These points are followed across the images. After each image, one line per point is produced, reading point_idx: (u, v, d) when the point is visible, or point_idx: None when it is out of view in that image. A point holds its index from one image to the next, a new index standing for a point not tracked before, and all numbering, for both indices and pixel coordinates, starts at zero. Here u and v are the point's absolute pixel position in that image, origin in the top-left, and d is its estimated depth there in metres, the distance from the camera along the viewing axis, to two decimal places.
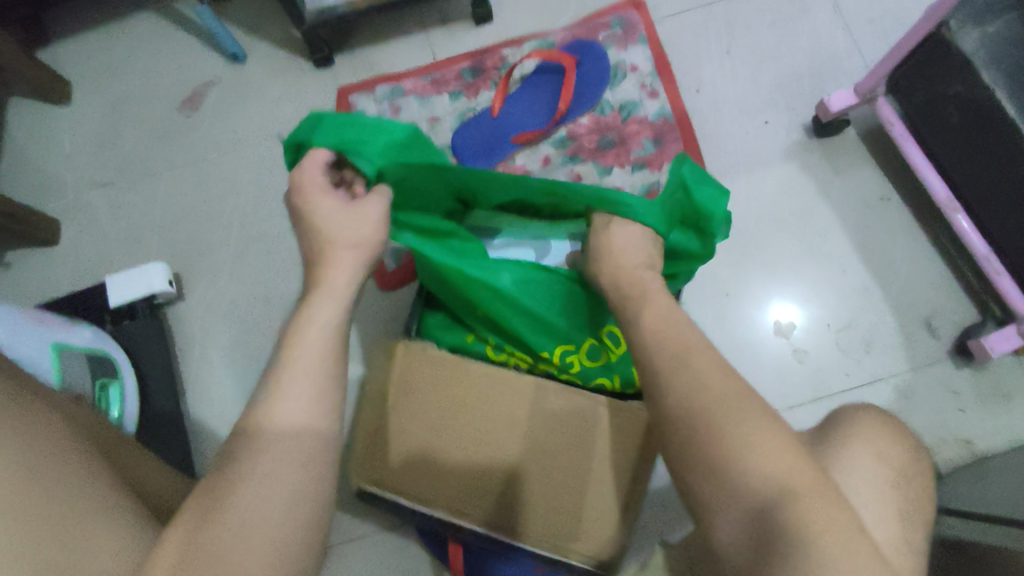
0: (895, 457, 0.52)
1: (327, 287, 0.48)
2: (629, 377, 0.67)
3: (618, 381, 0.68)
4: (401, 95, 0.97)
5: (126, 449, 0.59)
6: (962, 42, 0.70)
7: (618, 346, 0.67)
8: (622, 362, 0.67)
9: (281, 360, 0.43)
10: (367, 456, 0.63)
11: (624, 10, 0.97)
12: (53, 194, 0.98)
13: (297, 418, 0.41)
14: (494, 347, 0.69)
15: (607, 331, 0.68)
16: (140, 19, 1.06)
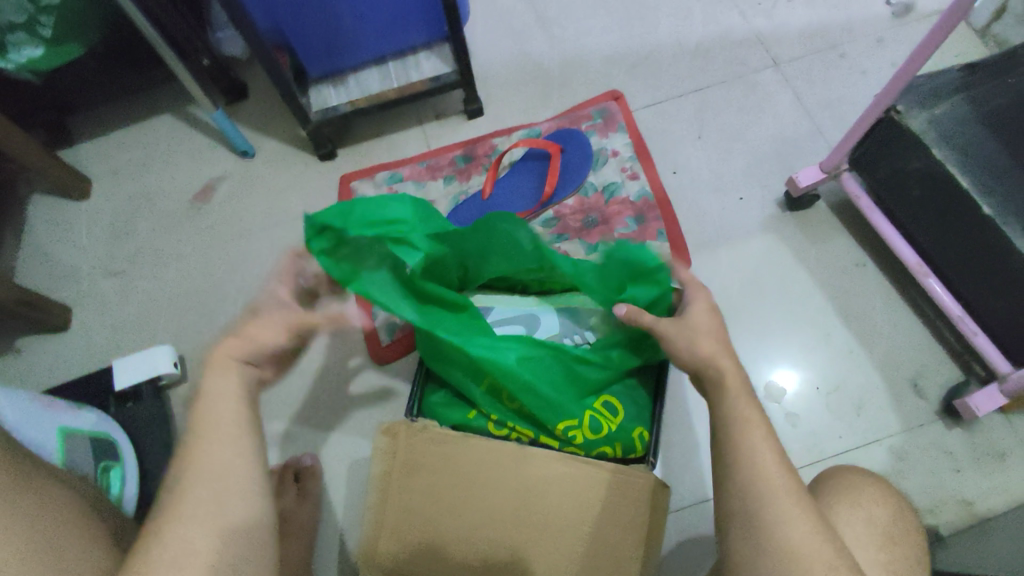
0: (879, 525, 0.56)
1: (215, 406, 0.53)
2: (630, 444, 0.67)
3: (620, 449, 0.68)
4: (398, 181, 1.04)
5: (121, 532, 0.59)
6: (910, 123, 0.78)
7: (616, 416, 0.68)
8: (623, 427, 0.67)
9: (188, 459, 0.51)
10: (372, 544, 0.63)
11: (604, 103, 1.06)
12: (66, 282, 1.02)
13: (229, 509, 0.49)
14: (496, 422, 0.70)
15: (604, 401, 0.68)
16: (159, 122, 1.15)
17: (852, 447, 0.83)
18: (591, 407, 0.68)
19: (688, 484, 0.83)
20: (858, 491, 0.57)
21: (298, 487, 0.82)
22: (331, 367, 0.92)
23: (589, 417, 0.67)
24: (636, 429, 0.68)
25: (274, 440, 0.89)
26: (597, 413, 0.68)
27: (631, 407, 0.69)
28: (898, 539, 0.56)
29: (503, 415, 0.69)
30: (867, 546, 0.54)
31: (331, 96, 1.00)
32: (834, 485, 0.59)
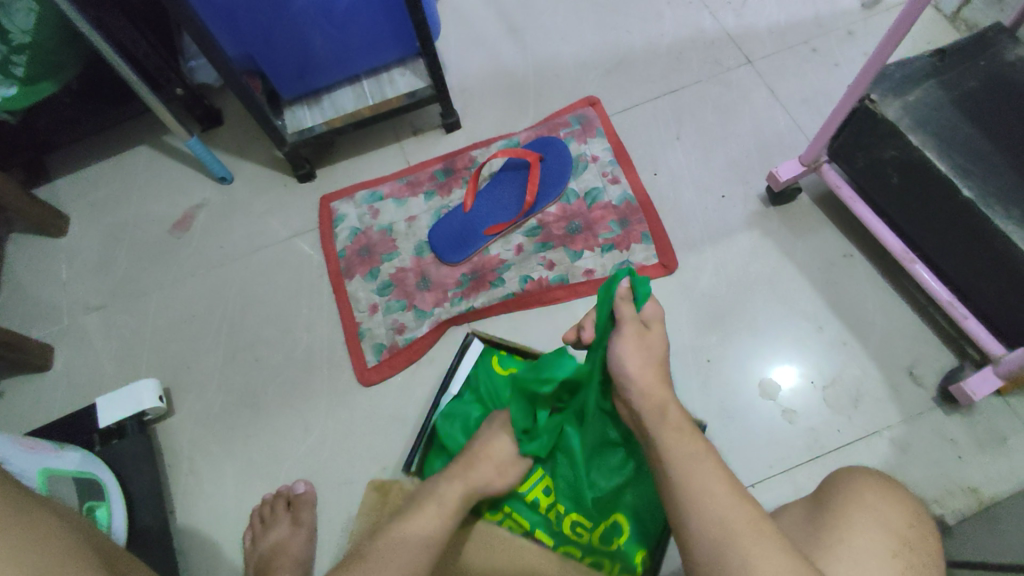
0: (892, 523, 0.53)
1: (444, 489, 0.67)
2: (628, 565, 0.68)
3: (618, 566, 0.69)
4: (379, 200, 1.03)
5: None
6: (885, 111, 0.77)
7: (622, 537, 0.68)
8: (625, 549, 0.68)
9: (415, 505, 0.66)
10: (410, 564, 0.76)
11: (581, 109, 1.06)
12: (47, 321, 1.01)
13: (412, 533, 0.63)
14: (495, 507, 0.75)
15: (615, 520, 0.69)
16: (135, 154, 1.14)
17: (852, 440, 0.82)
18: (605, 520, 0.69)
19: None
20: (869, 495, 0.55)
21: (291, 515, 0.80)
22: (321, 391, 0.91)
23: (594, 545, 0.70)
24: (638, 552, 0.68)
25: (265, 469, 0.87)
26: (608, 527, 0.69)
27: (640, 530, 0.68)
28: (915, 545, 0.52)
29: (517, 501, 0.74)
30: (879, 547, 0.51)
31: (306, 117, 1.00)
32: (847, 495, 0.56)
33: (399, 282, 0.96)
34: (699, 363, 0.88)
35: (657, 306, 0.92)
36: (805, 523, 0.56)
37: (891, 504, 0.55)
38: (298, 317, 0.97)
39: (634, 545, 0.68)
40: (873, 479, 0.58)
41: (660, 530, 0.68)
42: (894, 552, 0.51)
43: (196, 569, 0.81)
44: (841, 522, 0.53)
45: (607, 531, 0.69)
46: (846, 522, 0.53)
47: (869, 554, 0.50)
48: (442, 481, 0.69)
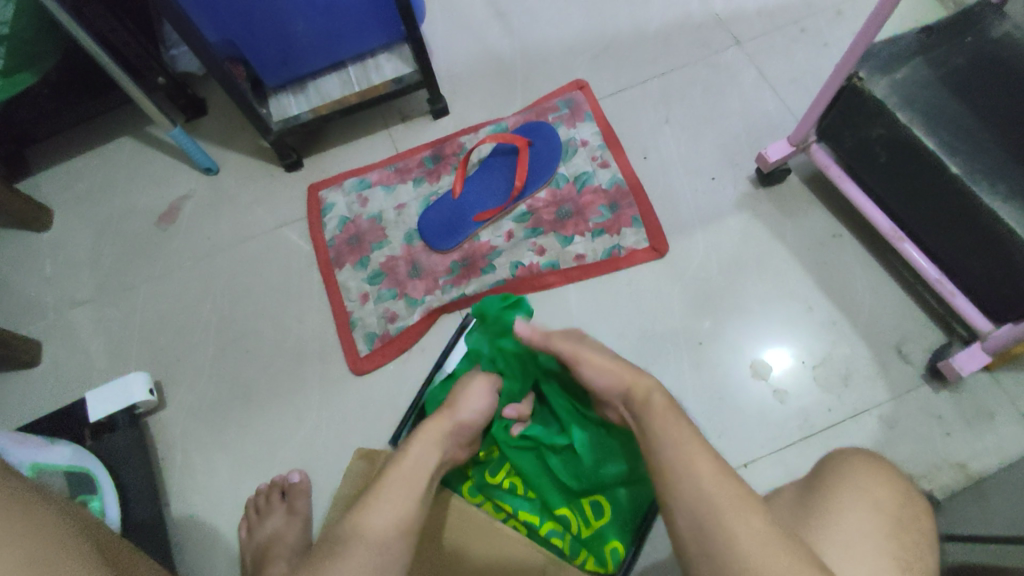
0: (886, 501, 0.54)
1: (416, 458, 0.60)
2: (601, 559, 0.70)
3: (592, 560, 0.70)
4: (367, 187, 1.02)
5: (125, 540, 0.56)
6: (872, 89, 0.77)
7: (601, 518, 0.71)
8: (603, 532, 0.71)
9: (388, 475, 0.58)
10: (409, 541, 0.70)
11: (569, 93, 1.06)
12: (33, 316, 1.00)
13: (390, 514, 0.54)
14: (473, 488, 0.76)
15: (592, 502, 0.72)
16: (119, 145, 1.12)
17: (842, 419, 0.82)
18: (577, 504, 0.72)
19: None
20: (865, 478, 0.55)
21: (286, 504, 0.80)
22: (313, 380, 0.91)
23: (569, 538, 0.71)
24: (612, 542, 0.70)
25: (258, 460, 0.87)
26: (581, 510, 0.72)
27: (618, 518, 0.71)
28: (907, 524, 0.53)
29: (494, 485, 0.75)
30: (869, 529, 0.52)
31: (291, 105, 0.98)
32: (841, 476, 0.56)
33: (390, 271, 0.96)
34: (690, 346, 0.88)
35: (648, 290, 0.92)
36: (798, 504, 0.56)
37: (885, 486, 0.55)
38: (288, 307, 0.96)
39: (613, 526, 0.71)
40: (865, 458, 0.58)
41: (636, 526, 0.70)
42: (886, 533, 0.52)
43: (191, 560, 0.82)
44: (836, 503, 0.54)
45: (579, 514, 0.72)
46: (840, 504, 0.53)
47: (862, 536, 0.51)
48: (410, 442, 0.62)
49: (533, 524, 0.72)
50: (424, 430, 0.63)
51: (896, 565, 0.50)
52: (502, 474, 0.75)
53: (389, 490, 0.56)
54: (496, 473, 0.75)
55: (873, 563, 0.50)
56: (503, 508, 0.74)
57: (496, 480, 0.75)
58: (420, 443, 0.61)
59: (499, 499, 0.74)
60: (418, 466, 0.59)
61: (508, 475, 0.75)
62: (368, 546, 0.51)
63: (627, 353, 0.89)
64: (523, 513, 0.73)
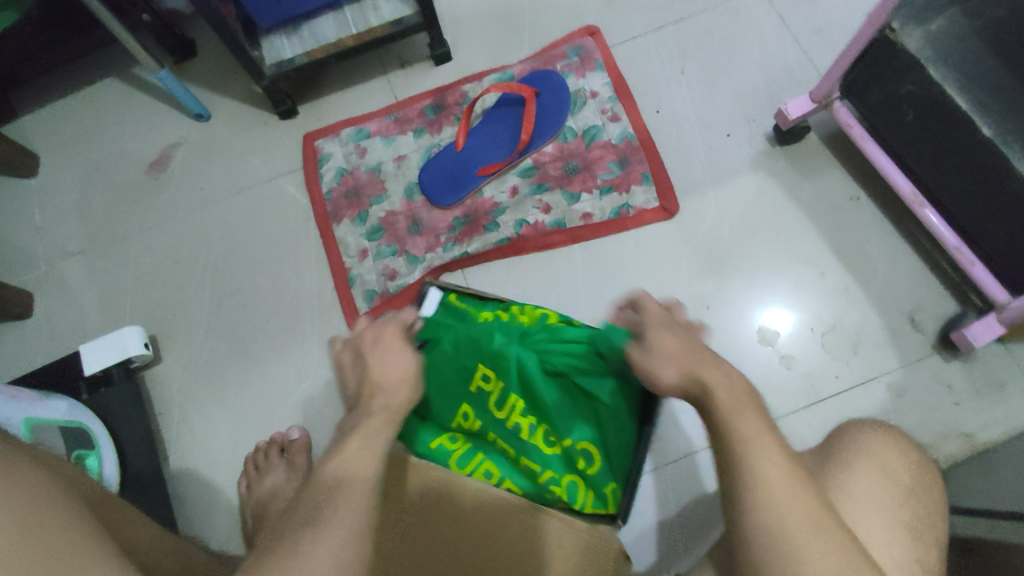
0: (902, 473, 0.53)
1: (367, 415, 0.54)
2: (601, 501, 0.64)
3: (592, 497, 0.64)
4: (366, 138, 0.98)
5: (118, 518, 0.56)
6: (905, 42, 0.72)
7: (593, 462, 0.64)
8: (598, 476, 0.64)
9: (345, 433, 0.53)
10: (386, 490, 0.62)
11: (579, 40, 1.00)
12: (24, 267, 0.97)
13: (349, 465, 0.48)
14: (458, 460, 0.66)
15: (581, 446, 0.64)
16: (104, 88, 1.07)
17: (849, 386, 0.81)
18: (566, 444, 0.64)
19: (672, 439, 0.80)
20: (873, 446, 0.54)
21: (286, 461, 0.79)
22: (311, 338, 0.89)
23: (567, 481, 0.64)
24: (610, 483, 0.64)
25: (256, 416, 0.86)
26: (571, 455, 0.64)
27: (611, 461, 0.64)
28: (920, 496, 0.52)
29: (496, 426, 0.65)
30: (880, 499, 0.51)
31: (285, 47, 0.92)
32: (852, 446, 0.55)
33: (390, 227, 0.93)
34: (697, 311, 0.86)
35: (656, 250, 0.89)
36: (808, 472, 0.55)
37: (899, 458, 0.54)
38: (285, 262, 0.94)
39: (608, 465, 0.64)
40: (880, 430, 0.56)
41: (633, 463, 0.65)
42: (899, 502, 0.51)
43: (193, 514, 0.82)
44: (848, 472, 0.52)
45: (568, 461, 0.64)
46: (853, 471, 0.52)
47: (875, 507, 0.50)
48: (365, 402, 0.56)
49: (534, 470, 0.64)
50: (362, 422, 0.54)
51: (907, 535, 0.50)
52: (507, 411, 0.64)
53: (337, 485, 0.46)
54: (502, 411, 0.65)
55: (880, 534, 0.49)
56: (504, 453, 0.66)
57: (500, 416, 0.65)
58: (363, 427, 0.52)
59: (504, 438, 0.65)
60: (361, 449, 0.50)
61: (514, 415, 0.64)
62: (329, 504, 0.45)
63: None
64: (525, 459, 0.64)
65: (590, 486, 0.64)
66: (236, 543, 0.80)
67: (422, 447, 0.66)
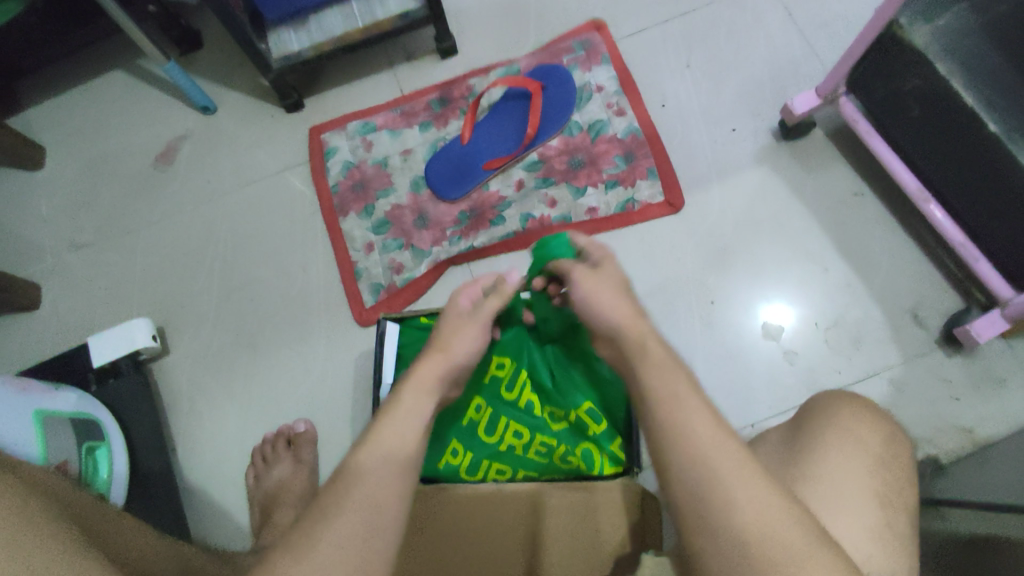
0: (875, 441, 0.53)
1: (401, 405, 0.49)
2: (615, 457, 0.66)
3: (606, 458, 0.66)
4: (372, 131, 0.98)
5: (112, 524, 0.56)
6: (914, 38, 0.72)
7: (600, 422, 0.65)
8: (604, 436, 0.65)
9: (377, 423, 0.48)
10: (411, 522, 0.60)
11: (586, 34, 1.00)
12: (31, 259, 0.97)
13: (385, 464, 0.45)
14: (468, 467, 0.67)
15: (587, 409, 0.65)
16: (109, 80, 1.07)
17: (851, 381, 0.82)
18: (573, 413, 0.65)
19: None
20: (847, 417, 0.54)
21: (292, 453, 0.79)
22: (317, 331, 0.90)
23: (581, 450, 0.65)
24: (614, 441, 0.66)
25: (263, 409, 0.87)
26: (578, 422, 0.65)
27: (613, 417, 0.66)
28: (890, 464, 0.53)
29: (508, 409, 0.66)
30: (856, 470, 0.51)
31: (292, 40, 0.93)
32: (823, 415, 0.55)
33: (396, 220, 0.93)
34: (701, 305, 0.87)
35: (661, 245, 0.90)
36: (783, 449, 0.55)
37: (871, 425, 0.54)
38: (292, 255, 0.94)
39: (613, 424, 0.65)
40: (853, 400, 0.56)
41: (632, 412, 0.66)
42: (871, 469, 0.51)
43: (200, 506, 0.83)
44: (821, 445, 0.53)
45: (576, 429, 0.66)
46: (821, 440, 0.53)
47: (846, 472, 0.51)
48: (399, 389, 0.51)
49: (550, 448, 0.66)
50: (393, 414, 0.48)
51: (878, 501, 0.50)
52: (518, 391, 0.66)
53: (370, 469, 0.44)
54: (513, 389, 0.66)
55: (851, 495, 0.50)
56: (516, 438, 0.67)
57: (512, 398, 0.66)
58: (399, 407, 0.49)
59: (515, 421, 0.67)
60: (403, 426, 0.48)
61: (527, 393, 0.66)
62: (359, 508, 0.42)
63: None
64: (540, 437, 0.66)
65: (602, 451, 0.66)
66: (243, 537, 0.81)
67: (432, 469, 0.67)
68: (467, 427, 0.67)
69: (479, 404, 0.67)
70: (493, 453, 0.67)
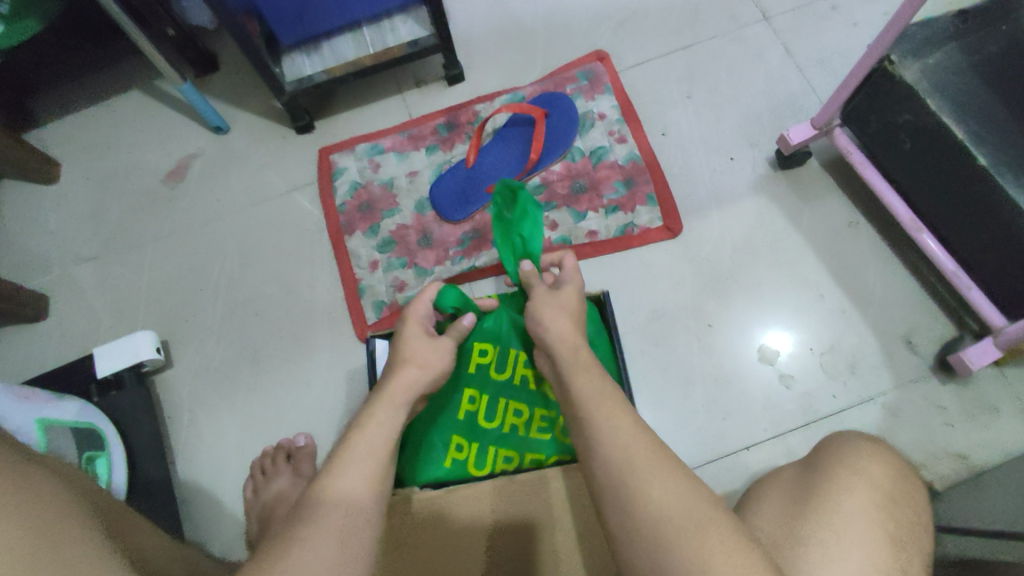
0: (887, 483, 0.54)
1: (373, 421, 0.51)
2: None
3: None
4: (380, 153, 1.00)
5: (126, 524, 0.57)
6: (903, 73, 0.75)
7: None
8: None
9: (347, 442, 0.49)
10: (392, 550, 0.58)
11: (589, 64, 1.03)
12: (40, 270, 0.99)
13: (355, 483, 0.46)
14: (476, 458, 0.67)
15: None
16: (126, 99, 1.10)
17: (845, 407, 0.83)
18: None
19: None
20: (859, 459, 0.55)
21: (291, 466, 0.80)
22: (319, 346, 0.91)
23: None
24: None
25: (262, 424, 0.87)
26: None
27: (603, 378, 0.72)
28: (900, 501, 0.53)
29: (504, 390, 0.69)
30: (865, 509, 0.51)
31: (305, 66, 0.96)
32: (840, 459, 0.56)
33: (400, 240, 0.95)
34: (699, 328, 0.88)
35: (661, 269, 0.91)
36: (796, 487, 0.56)
37: (876, 465, 0.55)
38: (297, 272, 0.96)
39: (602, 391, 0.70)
40: (864, 446, 0.57)
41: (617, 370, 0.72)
42: (883, 512, 0.51)
43: (197, 518, 0.83)
44: (834, 485, 0.53)
45: None
46: (838, 483, 0.53)
47: (860, 515, 0.51)
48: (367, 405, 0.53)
49: (551, 419, 0.69)
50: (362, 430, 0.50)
51: (892, 544, 0.50)
52: (511, 368, 0.70)
53: (347, 467, 0.47)
54: (504, 369, 0.70)
55: (870, 540, 0.49)
56: (518, 417, 0.69)
57: (504, 376, 0.70)
58: (371, 417, 0.52)
59: (513, 400, 0.70)
60: (378, 433, 0.50)
61: (519, 369, 0.70)
62: (333, 519, 0.43)
63: (636, 332, 0.89)
64: (539, 411, 0.69)
65: None
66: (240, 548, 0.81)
67: (440, 468, 0.66)
68: (466, 420, 0.68)
69: (473, 394, 0.69)
70: (497, 438, 0.68)
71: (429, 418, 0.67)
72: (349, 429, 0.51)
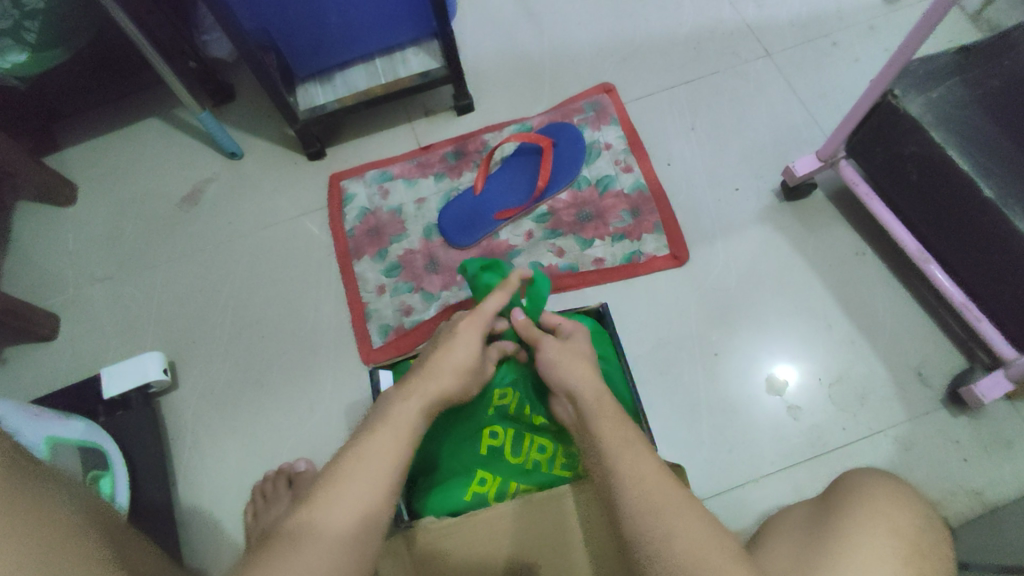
0: (908, 526, 0.52)
1: (391, 422, 0.53)
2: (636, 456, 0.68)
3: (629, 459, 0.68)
4: (389, 180, 1.02)
5: (135, 545, 0.57)
6: (908, 107, 0.76)
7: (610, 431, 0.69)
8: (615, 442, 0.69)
9: (357, 450, 0.50)
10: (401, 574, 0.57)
11: (596, 96, 1.05)
12: (53, 291, 1.01)
13: (357, 502, 0.47)
14: (496, 492, 0.65)
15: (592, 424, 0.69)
16: (145, 126, 1.13)
17: (856, 439, 0.81)
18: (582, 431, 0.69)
19: None
20: (880, 501, 0.54)
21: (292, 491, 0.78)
22: (325, 370, 0.91)
23: None
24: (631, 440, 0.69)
25: (266, 448, 0.87)
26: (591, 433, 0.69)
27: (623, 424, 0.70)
28: (924, 545, 0.51)
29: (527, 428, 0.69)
30: (884, 554, 0.49)
31: (319, 95, 0.99)
32: (857, 497, 0.55)
33: (408, 264, 0.96)
34: (705, 357, 0.87)
35: (666, 296, 0.91)
36: (807, 533, 0.55)
37: (899, 509, 0.54)
38: (305, 295, 0.97)
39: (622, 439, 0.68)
40: (879, 485, 0.57)
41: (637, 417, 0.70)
42: (903, 558, 0.49)
43: (198, 542, 0.82)
44: (850, 525, 0.52)
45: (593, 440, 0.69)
46: (852, 522, 0.52)
47: (873, 556, 0.49)
48: (390, 402, 0.55)
49: (574, 456, 0.68)
50: (373, 439, 0.51)
51: None
52: (528, 416, 0.69)
53: (349, 481, 0.48)
54: (524, 413, 0.69)
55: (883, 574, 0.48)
56: (541, 453, 0.68)
57: (523, 420, 0.69)
58: (393, 415, 0.53)
59: (536, 437, 0.69)
60: (392, 435, 0.51)
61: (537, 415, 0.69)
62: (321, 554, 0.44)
63: (641, 359, 0.88)
64: (563, 448, 0.68)
65: None
66: None
67: (460, 501, 0.64)
68: (490, 454, 0.67)
69: (495, 429, 0.68)
70: (520, 472, 0.66)
71: (451, 453, 0.67)
72: (370, 428, 0.53)
